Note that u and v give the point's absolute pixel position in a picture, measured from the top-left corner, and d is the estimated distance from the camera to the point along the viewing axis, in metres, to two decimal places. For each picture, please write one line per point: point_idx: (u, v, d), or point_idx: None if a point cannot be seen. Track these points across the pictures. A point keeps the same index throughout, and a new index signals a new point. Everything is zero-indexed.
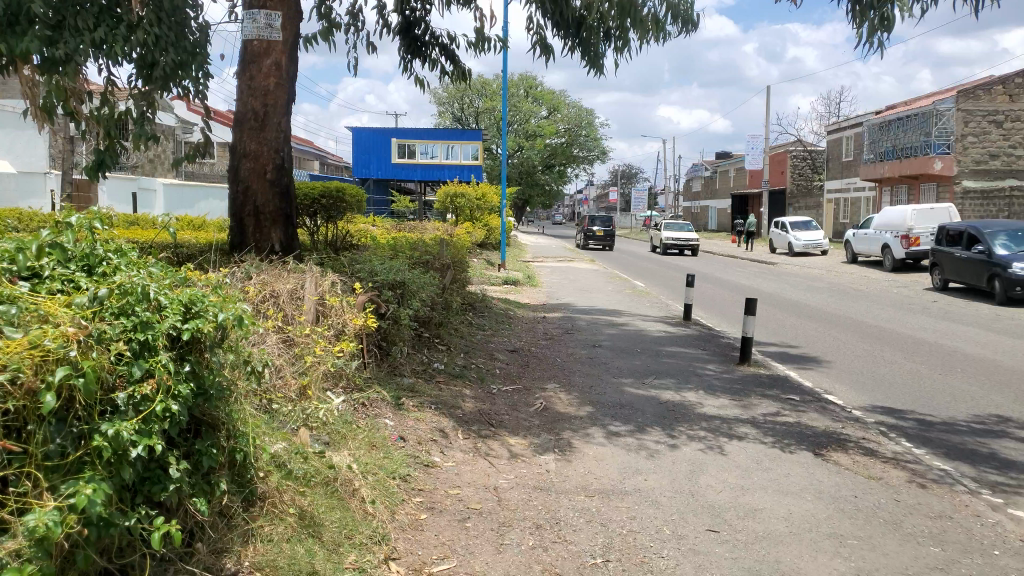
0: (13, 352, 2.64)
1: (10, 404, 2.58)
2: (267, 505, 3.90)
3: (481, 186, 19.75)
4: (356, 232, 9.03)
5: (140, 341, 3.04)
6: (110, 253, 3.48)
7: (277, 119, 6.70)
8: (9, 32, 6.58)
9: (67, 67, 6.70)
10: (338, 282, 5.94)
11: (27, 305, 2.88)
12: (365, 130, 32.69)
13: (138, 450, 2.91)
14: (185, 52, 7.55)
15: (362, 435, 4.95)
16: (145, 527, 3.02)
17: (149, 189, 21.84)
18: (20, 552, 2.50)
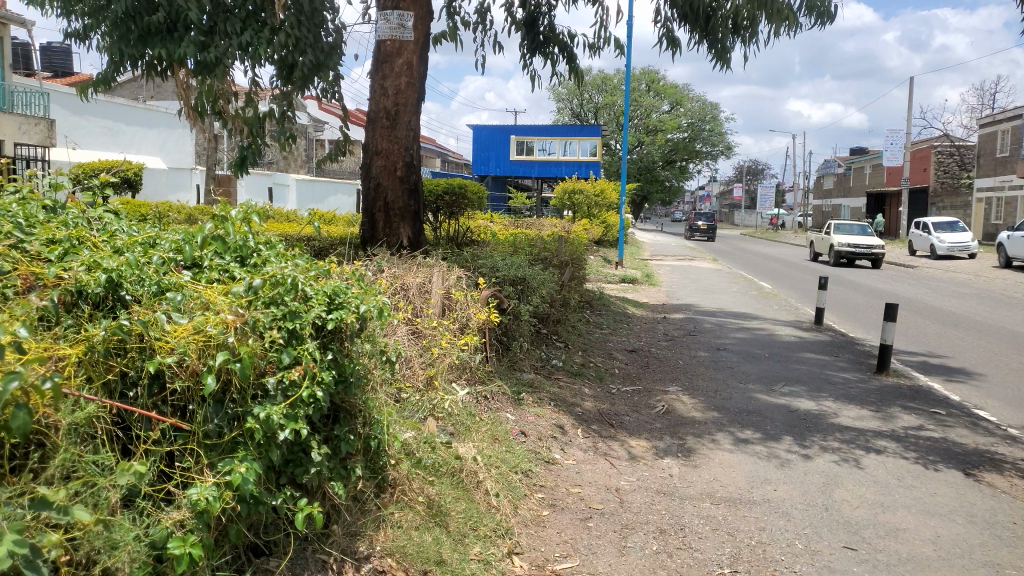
0: (180, 336, 2.84)
1: (177, 385, 2.80)
2: (398, 492, 4.01)
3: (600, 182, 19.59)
4: (476, 228, 9.10)
5: (290, 329, 3.18)
6: (261, 246, 3.68)
7: (408, 117, 6.88)
8: (168, 38, 7.17)
9: (217, 70, 7.16)
10: (463, 277, 6.03)
11: (192, 292, 3.09)
12: (486, 127, 33.20)
13: (285, 433, 3.02)
14: (322, 53, 7.83)
15: (485, 428, 5.01)
16: (289, 507, 3.19)
17: (284, 185, 23.05)
18: (183, 523, 2.68)
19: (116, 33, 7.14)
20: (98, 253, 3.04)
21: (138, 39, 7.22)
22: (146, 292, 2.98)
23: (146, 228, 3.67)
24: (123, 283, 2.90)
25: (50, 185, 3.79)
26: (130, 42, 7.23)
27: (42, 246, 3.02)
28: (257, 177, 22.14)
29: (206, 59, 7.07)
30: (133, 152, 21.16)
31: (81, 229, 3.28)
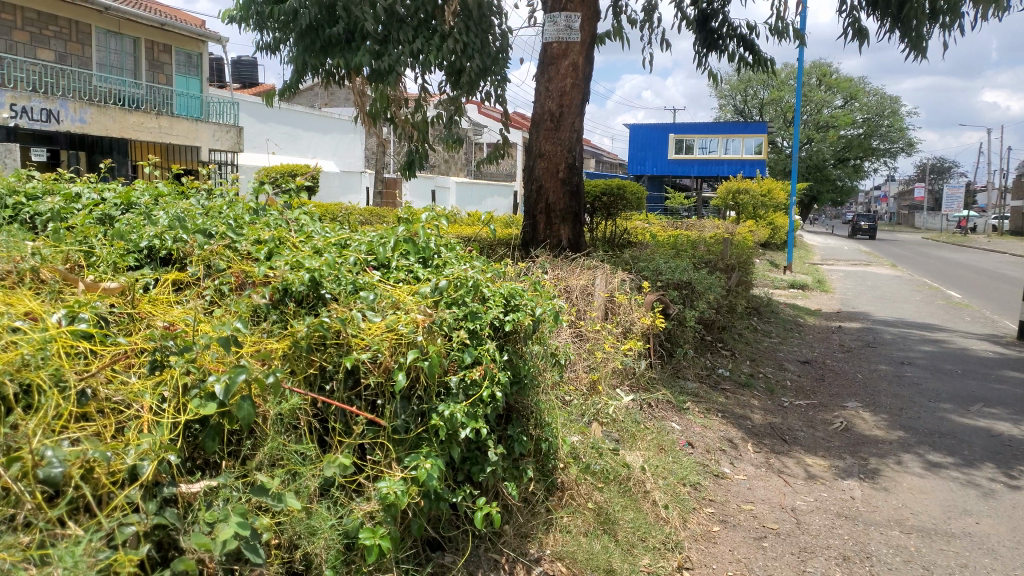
0: (374, 334, 2.97)
1: (370, 381, 2.93)
2: (567, 496, 3.99)
3: (766, 181, 18.68)
4: (633, 228, 8.89)
5: (470, 329, 3.27)
6: (443, 249, 3.79)
7: (572, 119, 6.86)
8: (347, 49, 7.59)
9: (389, 77, 7.45)
10: (628, 280, 5.91)
11: (383, 292, 3.22)
12: (643, 126, 32.69)
13: (466, 431, 3.09)
14: (489, 58, 7.93)
15: (651, 436, 4.88)
16: (468, 505, 3.25)
17: (444, 188, 23.81)
18: (373, 514, 2.78)
19: (301, 45, 7.63)
20: (299, 253, 3.25)
21: (320, 49, 7.67)
22: (342, 291, 3.12)
23: (338, 229, 3.87)
24: (322, 283, 3.06)
25: (256, 191, 4.09)
26: (313, 53, 7.70)
27: (252, 246, 3.24)
28: (420, 181, 23.00)
29: (380, 66, 7.37)
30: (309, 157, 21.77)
31: (282, 230, 3.52)
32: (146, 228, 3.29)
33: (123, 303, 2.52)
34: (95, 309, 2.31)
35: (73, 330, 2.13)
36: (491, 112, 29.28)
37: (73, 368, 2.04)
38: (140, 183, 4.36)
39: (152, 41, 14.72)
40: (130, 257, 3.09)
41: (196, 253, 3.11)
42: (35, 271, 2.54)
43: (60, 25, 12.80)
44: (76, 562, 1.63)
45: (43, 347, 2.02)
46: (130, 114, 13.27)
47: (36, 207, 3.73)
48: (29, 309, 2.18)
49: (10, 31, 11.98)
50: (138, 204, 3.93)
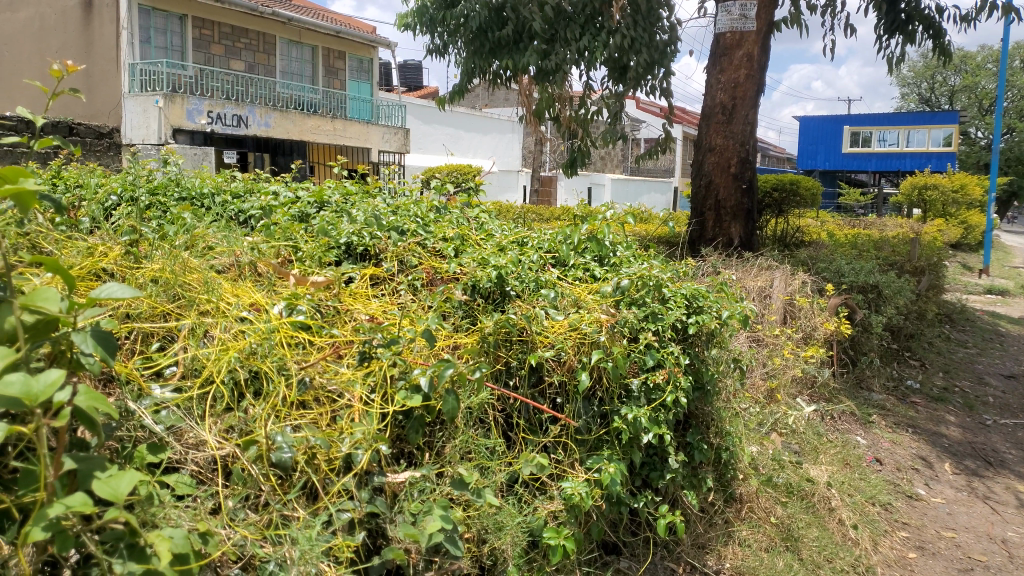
0: (558, 332, 2.94)
1: (554, 379, 2.89)
2: (746, 509, 3.80)
3: (959, 176, 17.02)
4: (806, 227, 8.38)
5: (652, 332, 3.16)
6: (621, 248, 3.70)
7: (745, 111, 6.56)
8: (514, 49, 7.76)
9: (556, 77, 7.56)
10: (808, 283, 5.58)
11: (563, 291, 3.19)
12: (814, 119, 30.92)
13: (648, 436, 3.01)
14: (656, 52, 7.73)
15: (835, 450, 4.56)
16: (650, 510, 3.16)
17: (600, 184, 23.45)
18: (556, 515, 2.76)
19: (471, 48, 7.89)
20: (485, 251, 3.30)
21: (489, 52, 7.88)
22: (525, 288, 3.11)
23: (517, 227, 3.90)
24: (506, 279, 3.05)
25: (439, 190, 4.20)
26: (482, 56, 7.92)
27: (440, 244, 3.33)
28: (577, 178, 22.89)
29: (546, 66, 7.50)
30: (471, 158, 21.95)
31: (464, 228, 3.59)
32: (343, 224, 3.44)
33: (330, 295, 2.63)
34: (309, 302, 2.43)
35: (293, 321, 2.26)
36: (651, 109, 28.76)
37: (293, 357, 2.16)
38: (332, 183, 4.59)
39: (328, 49, 15.65)
40: (331, 252, 3.24)
41: (391, 249, 3.23)
42: (253, 265, 2.71)
43: (250, 38, 13.91)
44: (313, 546, 1.72)
45: (267, 336, 2.14)
46: (308, 118, 14.21)
47: (243, 205, 4.02)
48: (254, 300, 2.33)
49: (208, 44, 13.17)
50: (331, 203, 4.14)
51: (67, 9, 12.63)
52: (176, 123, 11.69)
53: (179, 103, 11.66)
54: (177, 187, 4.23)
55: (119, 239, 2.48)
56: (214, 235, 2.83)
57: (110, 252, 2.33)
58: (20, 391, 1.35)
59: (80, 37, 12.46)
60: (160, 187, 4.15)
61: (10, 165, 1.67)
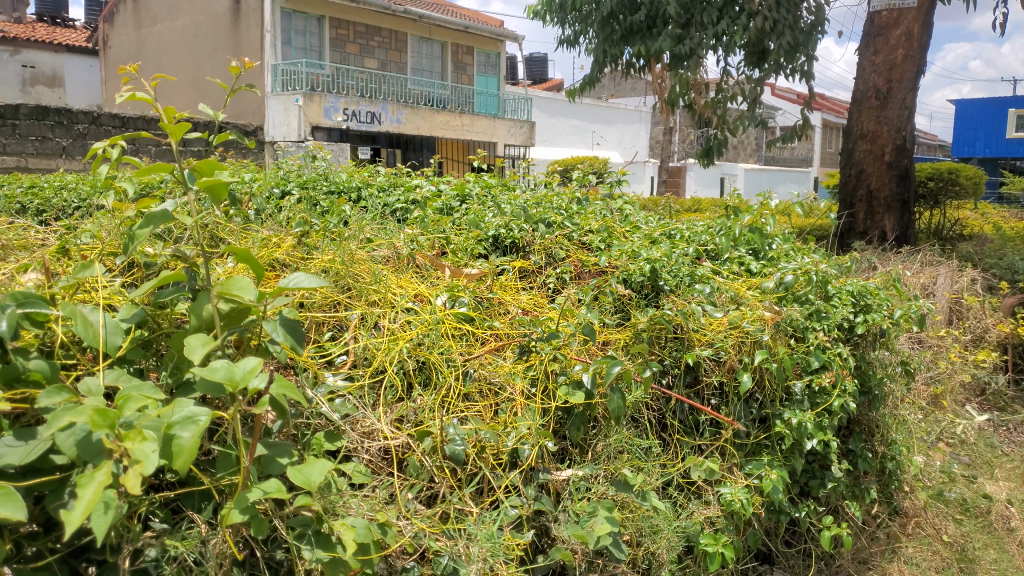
0: (716, 330, 2.79)
1: (713, 379, 2.76)
2: (913, 524, 3.51)
3: None
4: (966, 219, 7.72)
5: (816, 332, 2.98)
6: (780, 241, 3.49)
7: (903, 95, 6.09)
8: (647, 35, 7.60)
9: (689, 62, 7.34)
10: (978, 280, 5.15)
11: (720, 286, 3.02)
12: (972, 102, 28.47)
13: (812, 442, 2.83)
14: (800, 34, 7.33)
15: (1013, 465, 4.14)
16: (812, 521, 2.96)
17: (732, 175, 22.10)
18: (714, 521, 2.62)
19: (602, 35, 7.82)
20: (637, 243, 3.21)
21: (621, 38, 7.79)
22: (680, 282, 2.96)
23: (665, 219, 3.78)
24: (660, 273, 2.93)
25: (581, 181, 4.12)
26: (613, 42, 7.84)
27: (589, 236, 3.24)
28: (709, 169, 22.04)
29: (679, 51, 7.31)
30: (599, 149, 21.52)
31: (610, 220, 3.49)
32: (490, 216, 3.42)
33: (484, 285, 2.60)
34: (469, 293, 2.43)
35: (456, 312, 2.27)
36: (787, 96, 27.38)
37: (458, 349, 2.15)
38: (472, 177, 4.61)
39: (457, 44, 15.90)
40: (480, 245, 3.20)
41: (539, 242, 3.16)
42: (410, 257, 2.74)
43: (384, 36, 14.38)
44: (493, 542, 1.71)
45: (433, 327, 2.16)
46: (437, 114, 14.47)
47: (390, 198, 4.11)
48: (418, 291, 2.35)
49: (344, 44, 13.71)
50: (471, 197, 4.16)
51: (217, 16, 13.50)
52: (315, 121, 12.18)
53: (317, 102, 12.16)
54: (326, 181, 4.35)
55: (291, 229, 2.54)
56: (371, 228, 2.87)
57: (283, 242, 2.39)
58: (225, 376, 1.38)
59: (229, 41, 13.33)
60: (311, 181, 4.31)
61: (205, 158, 1.72)
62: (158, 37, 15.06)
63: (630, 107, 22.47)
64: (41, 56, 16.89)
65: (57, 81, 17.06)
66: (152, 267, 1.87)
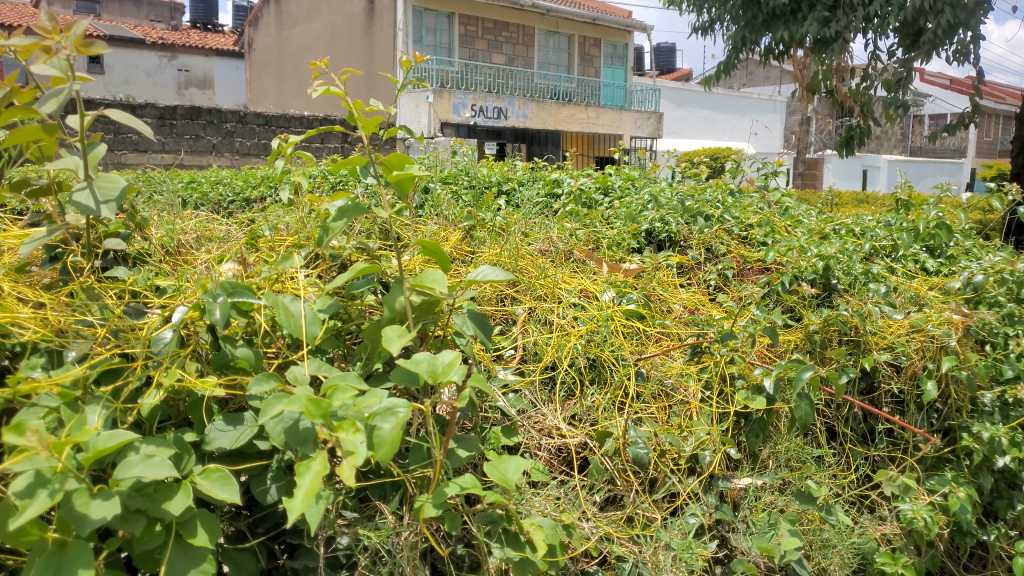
0: (897, 333, 2.58)
1: (893, 387, 2.54)
2: None
3: None
4: None
5: (1010, 341, 2.70)
6: (963, 238, 3.19)
7: None
8: (792, 20, 7.42)
9: (834, 45, 7.25)
10: None
11: (897, 286, 2.80)
12: None
13: (1005, 459, 2.51)
14: (963, 11, 6.57)
15: None
16: (1001, 546, 2.68)
17: (873, 167, 20.21)
18: (891, 539, 2.40)
19: (743, 20, 7.65)
20: (805, 238, 3.05)
21: (763, 23, 7.58)
22: (854, 281, 2.79)
23: (825, 214, 3.57)
24: (832, 270, 2.77)
25: (733, 173, 3.97)
26: (754, 28, 7.63)
27: (749, 231, 3.09)
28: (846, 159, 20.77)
29: (825, 34, 7.19)
30: (726, 140, 20.74)
31: (769, 213, 3.33)
32: (644, 209, 3.31)
33: (650, 280, 2.49)
34: (638, 290, 2.35)
35: (627, 309, 2.18)
36: (938, 82, 25.44)
37: (629, 347, 2.07)
38: (612, 169, 4.54)
39: (585, 36, 15.78)
40: (635, 239, 3.09)
41: (698, 237, 3.03)
42: (568, 251, 2.67)
43: (511, 31, 14.52)
44: (688, 553, 1.65)
45: (603, 324, 2.08)
46: (563, 107, 14.43)
47: (534, 192, 4.07)
48: (583, 287, 2.27)
49: (473, 40, 13.93)
50: (614, 189, 4.06)
51: (352, 16, 14.02)
52: (444, 117, 12.40)
53: (446, 99, 12.36)
54: (468, 176, 4.37)
55: (457, 222, 2.53)
56: (528, 220, 2.83)
57: (448, 235, 2.38)
58: (426, 369, 1.40)
59: (363, 41, 13.81)
60: (453, 176, 4.34)
61: (396, 152, 1.74)
62: (298, 39, 15.81)
63: (764, 96, 21.51)
64: (194, 60, 18.08)
65: (208, 83, 18.25)
66: (336, 259, 1.91)
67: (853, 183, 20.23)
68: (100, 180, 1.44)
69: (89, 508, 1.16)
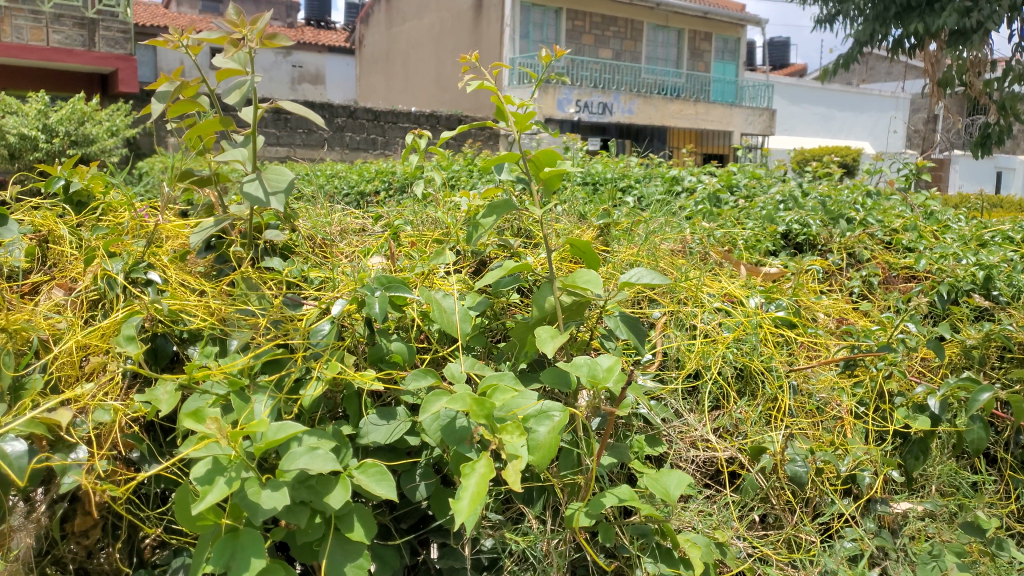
0: None
1: None
2: None
3: None
4: None
5: None
6: None
7: None
8: (927, 11, 6.98)
9: (974, 37, 6.83)
10: None
11: None
12: None
13: None
14: None
15: None
16: None
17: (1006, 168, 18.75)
18: None
19: (873, 13, 7.29)
20: (959, 245, 2.82)
21: (895, 16, 7.19)
22: (1018, 293, 2.49)
23: (978, 220, 3.29)
24: (994, 280, 2.49)
25: (868, 172, 3.84)
26: (885, 21, 7.25)
27: (896, 235, 2.89)
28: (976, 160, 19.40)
29: (966, 25, 6.74)
30: (842, 139, 19.81)
31: (915, 217, 3.12)
32: (779, 212, 3.17)
33: (795, 285, 2.36)
34: (787, 297, 2.24)
35: (775, 316, 2.06)
36: None
37: (779, 358, 1.96)
38: (736, 167, 4.39)
39: (695, 31, 15.39)
40: (773, 241, 2.98)
41: (839, 240, 2.88)
42: (704, 253, 2.57)
43: (620, 26, 14.35)
44: None
45: (751, 332, 1.99)
46: (671, 102, 14.18)
47: (654, 187, 3.97)
48: (727, 291, 2.16)
49: (580, 35, 13.84)
50: (739, 187, 3.90)
51: (460, 12, 14.19)
52: (548, 113, 12.43)
53: (552, 94, 12.38)
54: (584, 172, 4.30)
55: (590, 220, 2.43)
56: (659, 217, 2.70)
57: (584, 232, 2.29)
58: (586, 373, 1.34)
59: (471, 37, 13.97)
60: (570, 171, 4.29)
61: (546, 148, 1.66)
62: (408, 35, 16.16)
63: (885, 92, 20.41)
64: (308, 57, 18.50)
65: (320, 79, 18.81)
66: (478, 256, 1.94)
67: (984, 185, 18.92)
68: (268, 171, 1.46)
69: (260, 498, 1.17)
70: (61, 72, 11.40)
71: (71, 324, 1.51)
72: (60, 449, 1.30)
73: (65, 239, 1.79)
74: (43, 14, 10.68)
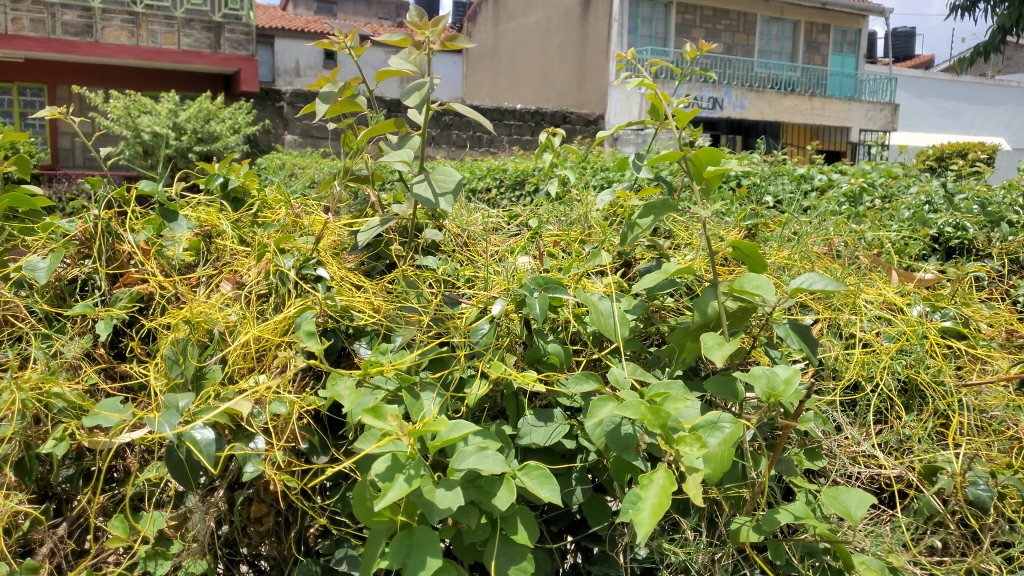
0: None
1: None
2: None
3: None
4: None
5: None
6: None
7: None
8: None
9: None
10: None
11: None
12: None
13: None
14: None
15: None
16: None
17: None
18: None
19: None
20: None
21: None
22: None
23: None
24: None
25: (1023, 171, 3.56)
26: None
27: None
28: None
29: None
30: (973, 134, 18.59)
31: None
32: (926, 214, 2.99)
33: (958, 293, 2.20)
34: (953, 306, 2.10)
35: (942, 328, 1.93)
36: None
37: (948, 373, 1.82)
38: (869, 166, 4.17)
39: (812, 22, 14.77)
40: (923, 244, 2.80)
41: (1000, 246, 2.66)
42: (853, 256, 2.44)
43: (731, 19, 13.93)
44: None
45: (917, 342, 1.86)
46: (785, 97, 13.64)
47: (782, 186, 3.84)
48: (887, 299, 2.04)
49: (690, 28, 13.55)
50: (876, 186, 3.70)
51: (568, 10, 14.15)
52: None
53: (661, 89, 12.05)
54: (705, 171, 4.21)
55: (734, 221, 2.35)
56: (802, 218, 2.59)
57: (729, 233, 2.21)
58: (765, 385, 1.29)
59: (577, 33, 13.92)
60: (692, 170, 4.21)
61: (709, 147, 1.56)
62: (514, 32, 16.25)
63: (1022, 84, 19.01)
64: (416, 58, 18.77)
65: None
66: (625, 257, 1.89)
67: None
68: (436, 172, 1.48)
69: (436, 497, 1.18)
70: (190, 73, 12.10)
71: (242, 317, 1.55)
72: (241, 438, 1.37)
73: (228, 234, 1.86)
74: (175, 19, 11.36)
